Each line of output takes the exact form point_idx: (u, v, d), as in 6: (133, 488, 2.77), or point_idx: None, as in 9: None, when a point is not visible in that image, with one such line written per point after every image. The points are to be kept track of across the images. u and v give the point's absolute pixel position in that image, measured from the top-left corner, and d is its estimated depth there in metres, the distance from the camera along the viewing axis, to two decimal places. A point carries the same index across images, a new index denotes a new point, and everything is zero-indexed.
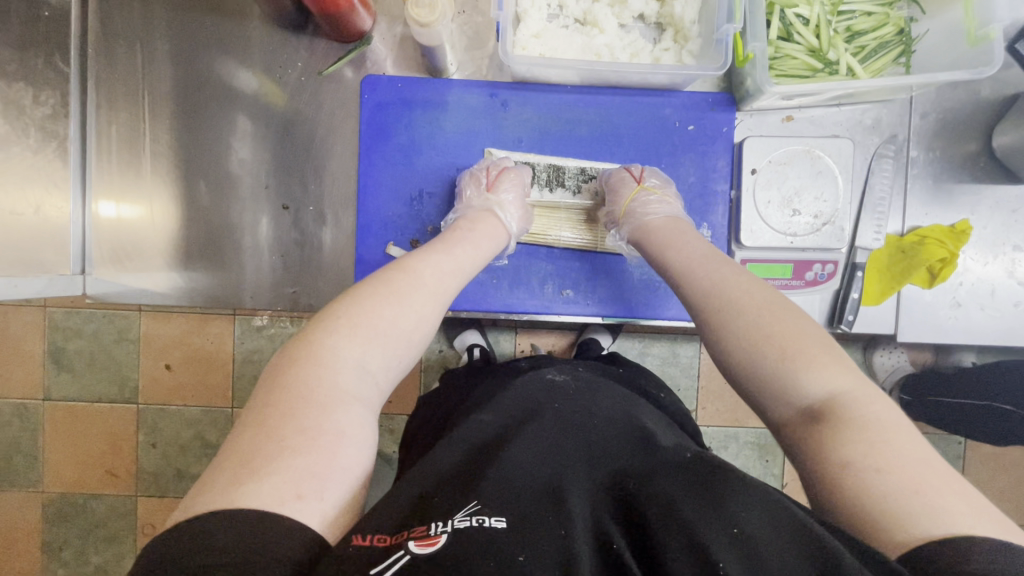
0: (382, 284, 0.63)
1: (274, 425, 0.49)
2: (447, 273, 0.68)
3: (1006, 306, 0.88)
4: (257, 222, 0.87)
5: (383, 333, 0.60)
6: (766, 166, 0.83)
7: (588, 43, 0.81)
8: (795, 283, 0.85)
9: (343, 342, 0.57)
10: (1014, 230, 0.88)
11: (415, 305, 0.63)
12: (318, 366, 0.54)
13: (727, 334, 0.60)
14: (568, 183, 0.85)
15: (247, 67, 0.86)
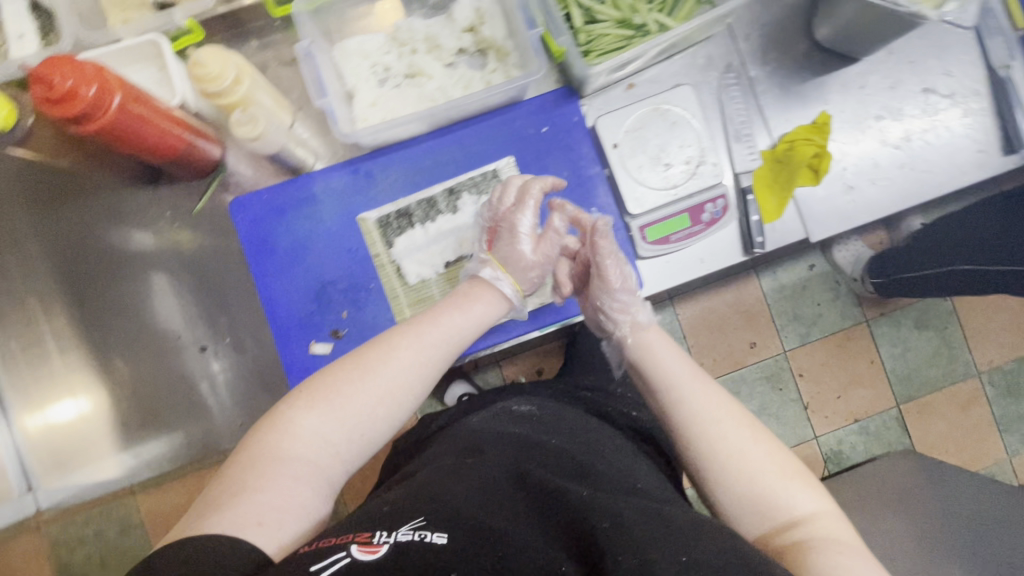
0: (384, 350, 0.65)
1: (252, 472, 0.57)
2: (430, 343, 0.67)
3: (892, 172, 0.93)
4: (208, 365, 0.88)
5: (353, 413, 0.62)
6: (624, 137, 0.86)
7: (421, 93, 0.85)
8: (697, 228, 0.87)
9: (312, 414, 0.60)
10: (870, 103, 0.93)
11: (387, 380, 0.64)
12: (291, 428, 0.60)
13: (695, 420, 0.64)
14: (444, 207, 0.85)
15: (133, 230, 0.87)
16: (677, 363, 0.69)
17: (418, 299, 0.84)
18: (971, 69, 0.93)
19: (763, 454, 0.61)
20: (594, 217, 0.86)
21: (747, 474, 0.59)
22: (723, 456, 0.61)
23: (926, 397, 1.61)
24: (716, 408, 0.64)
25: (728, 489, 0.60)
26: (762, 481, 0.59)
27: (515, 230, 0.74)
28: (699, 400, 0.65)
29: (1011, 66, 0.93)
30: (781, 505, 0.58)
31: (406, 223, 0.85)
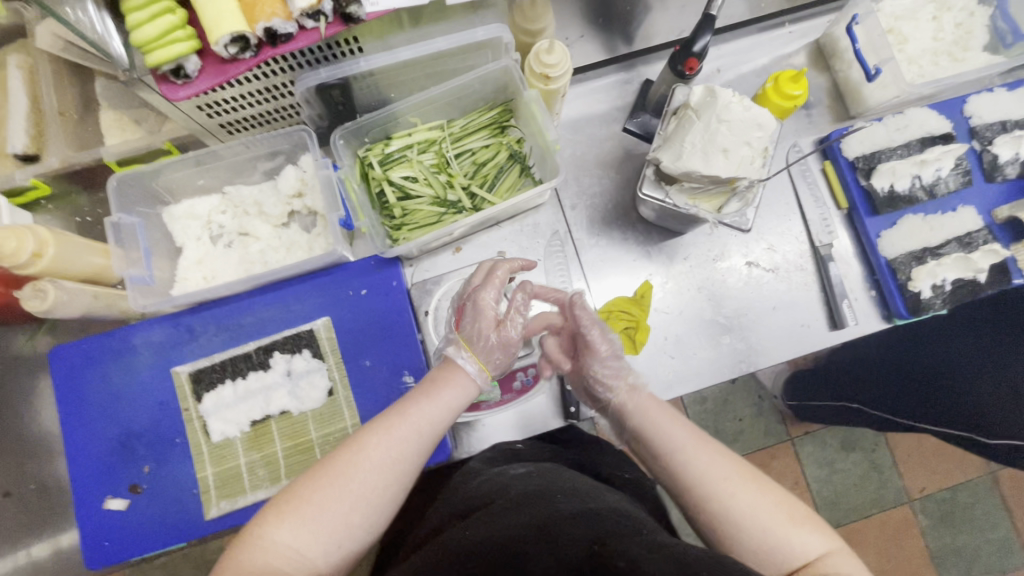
0: (353, 451, 0.62)
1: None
2: (399, 437, 0.64)
3: (714, 344, 0.92)
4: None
5: (334, 516, 0.59)
6: (437, 305, 0.91)
7: (244, 255, 0.90)
8: (507, 396, 0.87)
9: (294, 522, 0.57)
10: (691, 276, 0.95)
11: (359, 480, 0.61)
12: (265, 545, 0.56)
13: (702, 463, 0.59)
14: (256, 364, 0.86)
15: (13, 343, 0.93)
16: (673, 419, 0.65)
17: (220, 458, 0.84)
18: (793, 243, 0.96)
19: (782, 512, 0.55)
20: (405, 381, 0.86)
21: (766, 544, 0.54)
22: (740, 527, 0.55)
23: (854, 522, 1.52)
24: (712, 458, 0.60)
25: (738, 543, 0.55)
26: (769, 538, 0.54)
27: (478, 315, 0.78)
28: (712, 458, 0.60)
29: (832, 244, 0.95)
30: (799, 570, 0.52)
31: (218, 378, 0.86)
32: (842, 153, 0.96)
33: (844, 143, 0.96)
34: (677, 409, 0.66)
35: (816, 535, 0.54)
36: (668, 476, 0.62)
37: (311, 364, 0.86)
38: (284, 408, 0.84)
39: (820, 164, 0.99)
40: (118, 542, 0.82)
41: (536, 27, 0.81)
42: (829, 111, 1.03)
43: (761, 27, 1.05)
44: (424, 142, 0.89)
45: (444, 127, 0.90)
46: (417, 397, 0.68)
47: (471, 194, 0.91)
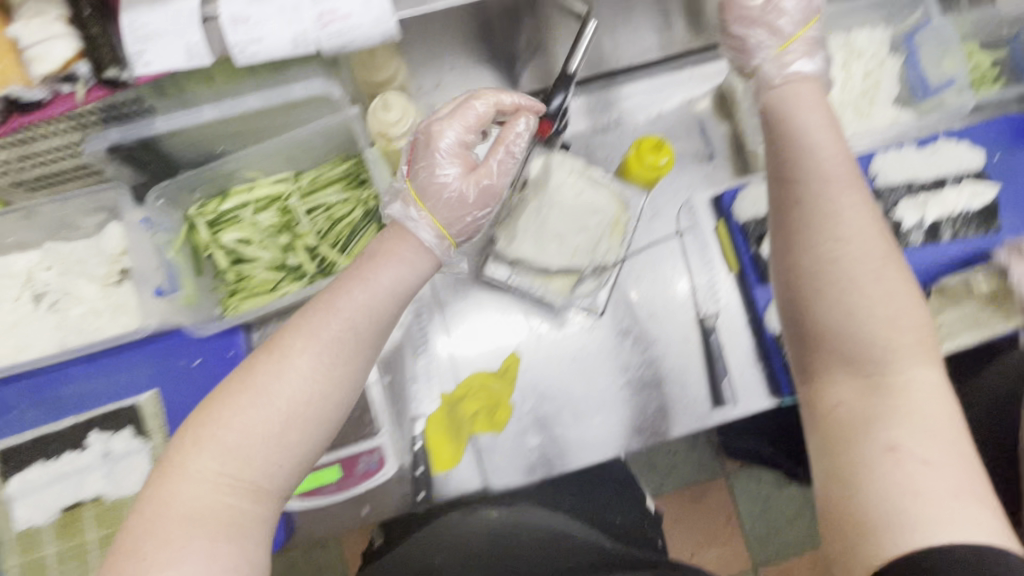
0: (303, 347, 0.51)
1: (169, 535, 0.46)
2: (323, 341, 0.51)
3: (584, 423, 0.86)
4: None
5: (250, 435, 0.49)
6: None
7: (66, 317, 0.81)
8: (351, 481, 0.80)
9: (214, 441, 0.48)
10: (567, 345, 0.88)
11: (285, 391, 0.50)
12: (188, 480, 0.48)
13: (836, 292, 0.52)
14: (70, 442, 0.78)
15: None
16: (828, 135, 0.57)
17: (27, 546, 0.76)
18: (676, 311, 0.89)
19: (922, 371, 0.51)
20: None
21: (886, 398, 0.51)
22: (871, 348, 0.51)
23: None
24: (885, 273, 0.52)
25: (876, 351, 0.51)
26: (880, 349, 0.51)
27: (445, 156, 0.59)
28: (841, 242, 0.53)
29: (717, 314, 0.89)
30: (873, 411, 0.50)
31: (28, 458, 0.77)
32: (734, 215, 0.89)
33: (736, 204, 0.89)
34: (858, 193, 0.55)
35: (932, 388, 0.51)
36: (802, 288, 0.54)
37: (132, 442, 0.78)
38: (99, 492, 0.77)
39: (716, 225, 0.91)
40: None
41: (385, 81, 0.73)
42: (730, 165, 0.95)
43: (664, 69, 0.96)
44: (266, 198, 0.80)
45: (292, 182, 0.81)
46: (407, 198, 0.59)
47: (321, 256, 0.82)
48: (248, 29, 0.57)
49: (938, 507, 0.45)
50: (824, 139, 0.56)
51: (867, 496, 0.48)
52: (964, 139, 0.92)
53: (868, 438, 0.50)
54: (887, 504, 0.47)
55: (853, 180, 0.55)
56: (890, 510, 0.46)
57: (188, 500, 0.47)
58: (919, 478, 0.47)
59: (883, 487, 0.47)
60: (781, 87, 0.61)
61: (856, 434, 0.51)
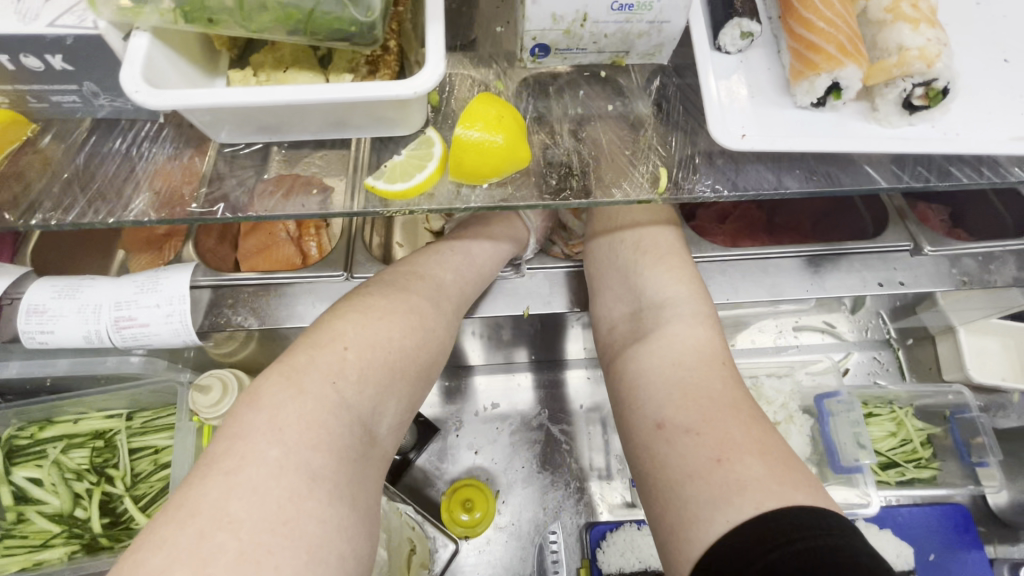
0: (359, 313, 0.49)
1: (213, 557, 0.35)
2: (375, 323, 0.48)
3: None
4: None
5: (280, 476, 0.39)
6: None
7: None
8: None
9: (278, 437, 0.40)
10: None
11: (321, 392, 0.43)
12: (247, 470, 0.38)
13: (616, 292, 0.58)
14: None
15: None
16: (659, 232, 0.59)
17: None
18: None
19: (668, 276, 0.56)
20: None
21: (668, 363, 0.50)
22: (668, 333, 0.52)
23: None
24: (678, 278, 0.56)
25: (663, 331, 0.52)
26: (676, 328, 0.52)
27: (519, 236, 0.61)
28: (655, 268, 0.57)
29: None
30: (681, 400, 0.47)
31: None
32: (598, 559, 0.76)
33: (602, 545, 0.77)
34: (683, 258, 0.58)
35: (695, 299, 0.54)
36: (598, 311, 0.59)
37: None
38: None
39: (578, 561, 0.79)
40: None
41: (234, 356, 0.70)
42: (623, 490, 0.82)
43: (569, 368, 0.89)
44: (89, 432, 0.76)
45: (122, 421, 0.76)
46: (435, 253, 0.58)
47: (120, 508, 0.74)
48: (41, 321, 0.56)
49: (712, 481, 0.41)
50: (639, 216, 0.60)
51: (665, 486, 0.44)
52: (887, 528, 0.79)
53: (637, 380, 0.51)
54: (669, 465, 0.44)
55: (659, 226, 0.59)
56: (684, 506, 0.42)
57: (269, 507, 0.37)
58: (680, 451, 0.44)
59: (670, 470, 0.44)
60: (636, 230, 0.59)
61: (636, 412, 0.49)
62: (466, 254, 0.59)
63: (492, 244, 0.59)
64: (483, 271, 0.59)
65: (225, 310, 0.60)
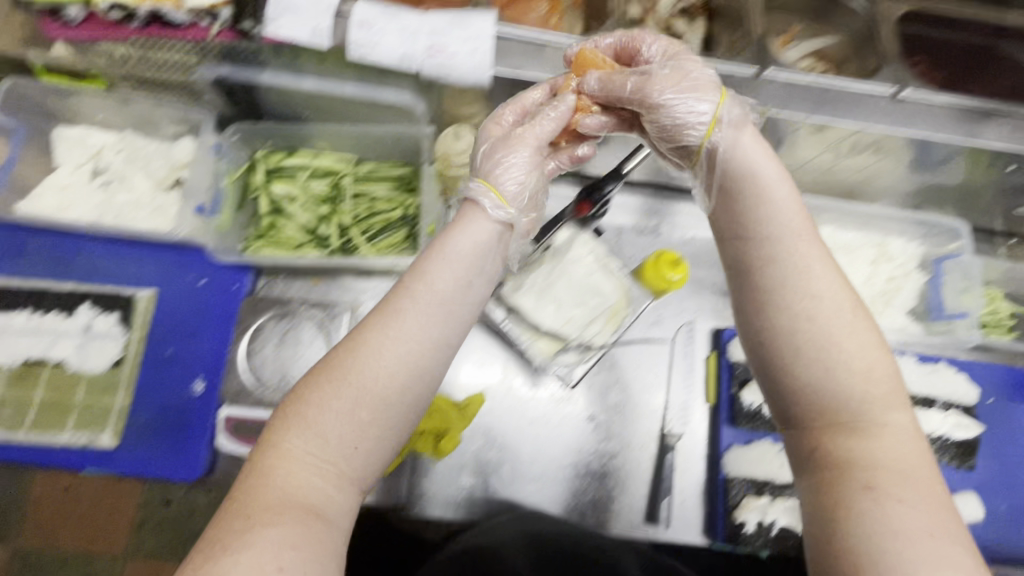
0: (380, 323, 0.47)
1: (271, 506, 0.42)
2: (411, 310, 0.47)
3: (521, 484, 0.87)
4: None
5: (339, 446, 0.44)
6: (269, 324, 0.85)
7: (109, 200, 0.87)
8: None
9: (324, 409, 0.44)
10: (525, 404, 0.91)
11: (373, 371, 0.45)
12: (285, 459, 0.44)
13: (806, 387, 0.47)
14: (62, 304, 0.84)
15: None
16: (812, 247, 0.49)
17: None
18: (645, 420, 0.92)
19: (856, 340, 0.47)
20: (193, 386, 0.83)
21: (857, 444, 0.46)
22: (840, 394, 0.46)
23: None
24: (873, 363, 0.47)
25: (798, 376, 0.47)
26: (837, 363, 0.46)
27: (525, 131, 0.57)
28: (818, 272, 0.48)
29: (681, 434, 0.92)
30: (846, 454, 0.46)
31: (19, 303, 0.83)
32: (727, 351, 0.93)
33: (732, 343, 0.93)
34: (781, 169, 0.52)
35: (872, 360, 0.47)
36: (796, 407, 0.48)
37: (113, 326, 0.83)
38: (63, 358, 0.81)
39: (705, 352, 0.96)
40: None
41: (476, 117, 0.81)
42: None
43: None
44: (325, 170, 0.89)
45: (350, 166, 0.89)
46: (430, 252, 0.50)
47: (349, 235, 0.88)
48: (369, 32, 0.66)
49: (919, 546, 0.40)
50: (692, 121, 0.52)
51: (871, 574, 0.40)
52: (964, 372, 0.94)
53: (841, 486, 0.44)
54: (875, 558, 0.41)
55: (843, 307, 0.48)
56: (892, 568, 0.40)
57: (291, 531, 0.40)
58: (892, 516, 0.42)
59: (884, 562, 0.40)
60: (738, 150, 0.52)
61: (844, 463, 0.45)
62: (470, 241, 0.51)
63: (467, 232, 0.51)
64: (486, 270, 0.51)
65: (513, 59, 0.70)
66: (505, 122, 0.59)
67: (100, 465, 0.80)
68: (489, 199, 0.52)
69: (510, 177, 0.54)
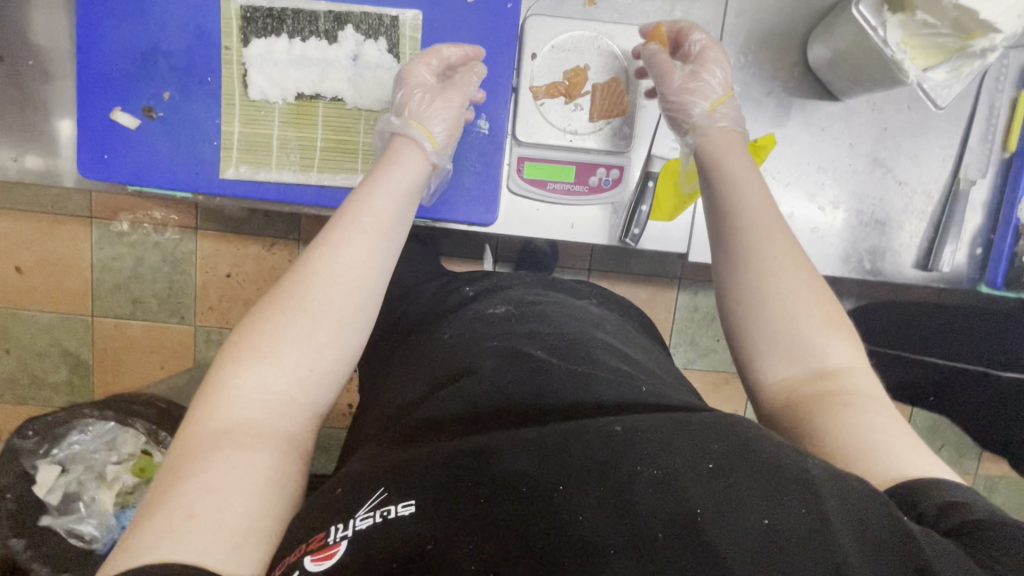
0: (247, 326, 0.49)
1: (158, 479, 0.42)
2: (348, 245, 0.54)
3: (804, 231, 0.85)
4: (38, 82, 0.82)
5: (267, 399, 0.46)
6: (547, 52, 0.74)
7: None
8: (578, 189, 0.78)
9: (226, 401, 0.45)
10: (814, 150, 0.83)
11: (321, 292, 0.51)
12: (225, 407, 0.45)
13: (766, 344, 0.52)
14: (321, 28, 0.72)
15: None
16: (736, 163, 0.60)
17: (253, 118, 0.74)
18: (936, 168, 0.85)
19: (807, 293, 0.53)
20: (478, 124, 0.75)
21: (842, 403, 0.46)
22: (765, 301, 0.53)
23: None
24: (829, 314, 0.52)
25: (777, 303, 0.53)
26: (796, 324, 0.51)
27: (664, 68, 0.68)
28: (755, 195, 0.58)
29: (975, 183, 0.85)
30: (831, 385, 0.48)
31: (273, 27, 0.72)
32: None
33: None
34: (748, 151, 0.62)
35: (806, 281, 0.53)
36: (738, 351, 0.55)
37: (383, 56, 0.73)
38: (338, 93, 0.73)
39: (1016, 93, 0.83)
40: (118, 160, 0.74)
41: None
42: None
43: None
44: None
45: None
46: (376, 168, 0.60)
47: None
48: None
49: (900, 440, 0.44)
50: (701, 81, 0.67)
51: (834, 432, 0.45)
52: None
53: (823, 401, 0.47)
54: (861, 442, 0.44)
55: (799, 271, 0.54)
56: (871, 442, 0.44)
57: (238, 485, 0.41)
58: (863, 423, 0.45)
59: (844, 430, 0.45)
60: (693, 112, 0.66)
61: (823, 396, 0.48)
62: (399, 168, 0.61)
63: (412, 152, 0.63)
64: (405, 229, 0.58)
65: None
66: (418, 95, 0.67)
67: None
68: (417, 132, 0.65)
69: (435, 118, 0.67)
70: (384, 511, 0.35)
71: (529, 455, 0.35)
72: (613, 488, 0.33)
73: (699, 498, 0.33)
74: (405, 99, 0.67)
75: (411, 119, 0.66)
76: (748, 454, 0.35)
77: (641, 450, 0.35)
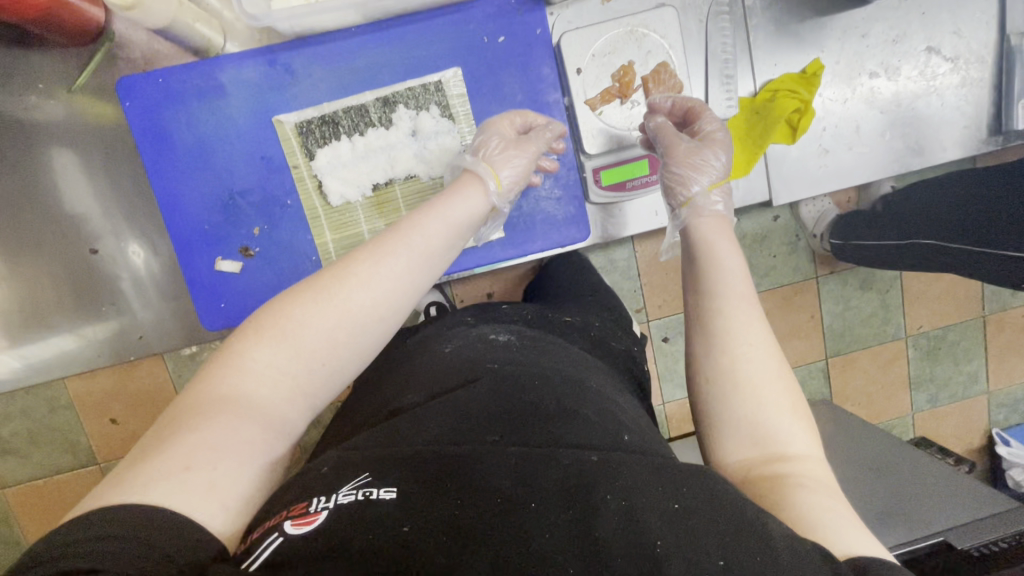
0: (276, 305, 0.51)
1: (171, 423, 0.44)
2: (383, 253, 0.54)
3: (873, 139, 0.86)
4: (123, 247, 0.84)
5: (282, 377, 0.48)
6: (590, 62, 0.75)
7: None
8: (655, 178, 0.79)
9: (243, 370, 0.47)
10: (863, 59, 0.83)
11: (351, 292, 0.52)
12: (244, 373, 0.47)
13: (735, 424, 0.49)
14: (375, 118, 0.74)
15: (50, 99, 0.78)
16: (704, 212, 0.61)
17: (341, 223, 0.76)
18: (982, 35, 0.84)
19: (776, 378, 0.50)
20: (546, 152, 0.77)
21: (800, 482, 0.45)
22: (737, 370, 0.51)
23: (939, 409, 1.36)
24: (797, 405, 0.50)
25: (742, 372, 0.50)
26: (764, 396, 0.49)
27: (668, 142, 0.68)
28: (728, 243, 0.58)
29: None
30: (784, 464, 0.46)
31: (330, 133, 0.74)
32: None
33: None
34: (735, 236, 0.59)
35: (775, 364, 0.51)
36: (709, 417, 0.51)
37: (440, 121, 0.75)
38: (412, 171, 0.75)
39: None
40: (236, 304, 0.77)
41: None
42: None
43: None
44: None
45: None
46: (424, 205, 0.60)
47: None
48: None
49: (847, 523, 0.42)
50: (701, 162, 0.65)
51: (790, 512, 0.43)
52: None
53: (775, 476, 0.45)
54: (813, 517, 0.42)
55: (773, 363, 0.51)
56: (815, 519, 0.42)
57: (235, 451, 0.43)
58: (809, 506, 0.43)
59: (795, 501, 0.43)
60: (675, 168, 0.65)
61: (779, 473, 0.46)
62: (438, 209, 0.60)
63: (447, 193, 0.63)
64: (444, 260, 0.59)
65: None
66: (495, 142, 0.69)
67: (496, 256, 0.80)
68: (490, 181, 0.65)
69: (509, 167, 0.68)
70: (367, 492, 0.40)
71: (511, 471, 0.41)
72: (584, 509, 0.39)
73: (659, 533, 0.38)
74: (483, 143, 0.69)
75: (483, 159, 0.67)
76: (719, 508, 0.39)
77: (616, 484, 0.41)
